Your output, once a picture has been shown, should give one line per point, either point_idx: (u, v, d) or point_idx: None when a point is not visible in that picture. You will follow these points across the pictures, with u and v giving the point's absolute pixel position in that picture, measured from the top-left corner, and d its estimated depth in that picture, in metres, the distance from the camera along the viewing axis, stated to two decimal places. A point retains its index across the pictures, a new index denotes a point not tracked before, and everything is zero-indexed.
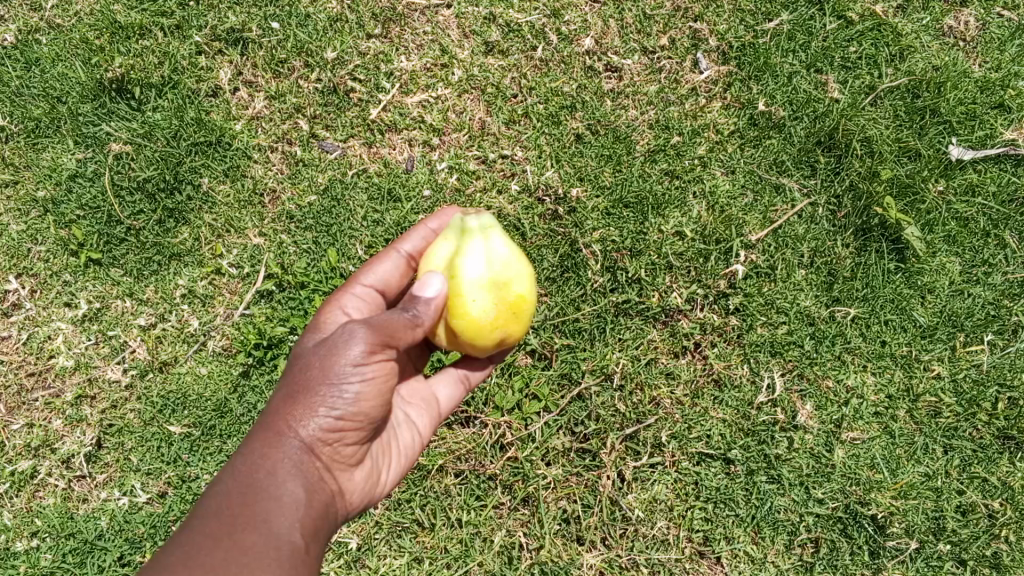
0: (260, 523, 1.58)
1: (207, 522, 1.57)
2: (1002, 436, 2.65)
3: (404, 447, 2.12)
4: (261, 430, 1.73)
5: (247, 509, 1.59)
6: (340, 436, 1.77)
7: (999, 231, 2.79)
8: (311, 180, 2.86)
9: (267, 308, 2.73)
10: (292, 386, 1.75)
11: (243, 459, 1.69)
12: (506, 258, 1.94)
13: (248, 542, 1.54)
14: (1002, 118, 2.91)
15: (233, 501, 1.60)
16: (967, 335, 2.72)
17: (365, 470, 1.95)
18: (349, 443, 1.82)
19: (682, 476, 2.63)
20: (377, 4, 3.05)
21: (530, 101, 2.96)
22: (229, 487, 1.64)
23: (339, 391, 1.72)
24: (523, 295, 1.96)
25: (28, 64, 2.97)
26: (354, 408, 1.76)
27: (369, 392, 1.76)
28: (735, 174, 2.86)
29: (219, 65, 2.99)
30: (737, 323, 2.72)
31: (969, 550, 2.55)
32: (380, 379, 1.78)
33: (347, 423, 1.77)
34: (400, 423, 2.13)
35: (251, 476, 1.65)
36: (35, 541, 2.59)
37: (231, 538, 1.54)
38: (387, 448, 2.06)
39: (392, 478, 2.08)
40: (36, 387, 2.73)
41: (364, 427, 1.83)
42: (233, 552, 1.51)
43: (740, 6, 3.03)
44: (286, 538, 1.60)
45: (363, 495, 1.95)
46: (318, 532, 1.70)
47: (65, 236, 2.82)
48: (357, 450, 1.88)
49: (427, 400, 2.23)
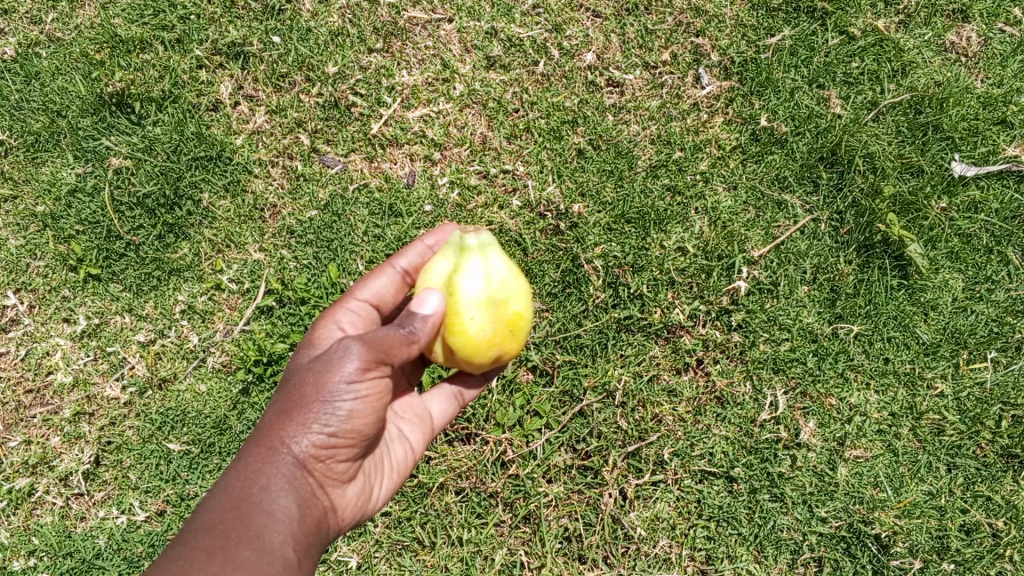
0: (253, 537, 1.57)
1: (199, 536, 1.54)
2: (1005, 455, 2.64)
3: (396, 463, 2.11)
4: (254, 446, 1.71)
5: (241, 524, 1.57)
6: (333, 452, 1.76)
7: (1002, 248, 2.79)
8: (312, 195, 2.85)
9: (267, 323, 2.72)
10: (286, 401, 1.74)
11: (236, 474, 1.67)
12: (504, 276, 1.92)
13: (241, 557, 1.52)
14: (1004, 134, 2.91)
15: (226, 514, 1.58)
16: (970, 353, 2.71)
17: (358, 484, 1.94)
18: (342, 459, 1.81)
19: (685, 494, 2.61)
20: (379, 18, 3.05)
21: (532, 116, 2.95)
22: (221, 501, 1.62)
23: (333, 408, 1.70)
24: (521, 313, 1.95)
25: (28, 78, 2.96)
26: (347, 424, 1.74)
27: (362, 410, 1.74)
28: (737, 190, 2.85)
29: (220, 79, 2.98)
30: (739, 339, 2.71)
31: (973, 570, 2.54)
32: (373, 397, 1.76)
33: (341, 439, 1.76)
34: (393, 439, 2.11)
35: (244, 490, 1.63)
36: (32, 560, 2.57)
37: (224, 551, 1.51)
38: (380, 463, 2.04)
39: (384, 493, 2.07)
40: (34, 404, 2.71)
41: (357, 444, 1.82)
42: (226, 567, 1.49)
43: (742, 21, 3.03)
44: (279, 553, 1.58)
45: (356, 511, 1.94)
46: (309, 548, 1.69)
47: (64, 251, 2.80)
48: (350, 467, 1.87)
49: (419, 415, 2.21)
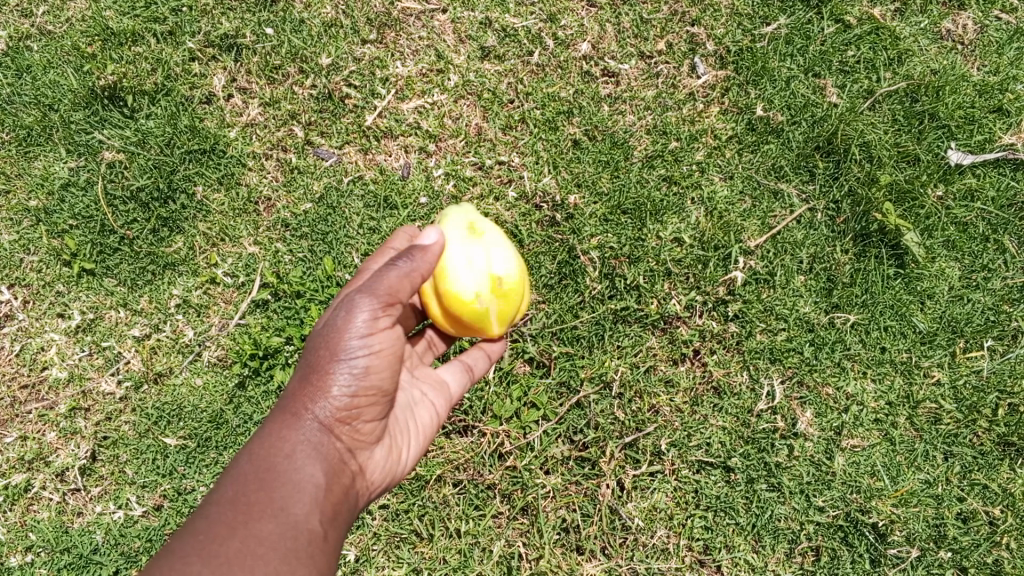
0: (276, 508, 1.59)
1: (222, 509, 1.58)
2: (1002, 443, 2.64)
3: (421, 426, 2.12)
4: (277, 416, 1.76)
5: (263, 495, 1.61)
6: (354, 414, 1.80)
7: (998, 236, 2.79)
8: (307, 188, 2.84)
9: (263, 317, 2.71)
10: (306, 371, 1.79)
11: (260, 444, 1.71)
12: (496, 252, 1.98)
13: (264, 530, 1.55)
14: (1001, 122, 2.90)
15: (250, 487, 1.62)
16: (966, 341, 2.71)
17: (384, 449, 1.96)
18: (365, 422, 1.84)
19: (682, 484, 2.62)
20: (372, 9, 3.02)
21: (528, 106, 2.93)
22: (245, 471, 1.66)
23: (347, 365, 1.75)
24: (512, 286, 1.99)
25: (19, 71, 2.93)
26: (365, 382, 1.78)
27: (376, 364, 1.78)
28: (734, 179, 2.84)
29: (213, 72, 2.96)
30: (736, 330, 2.71)
31: (971, 558, 2.54)
32: (385, 348, 1.80)
33: (360, 400, 1.79)
34: (416, 404, 2.13)
35: (266, 460, 1.67)
36: (29, 555, 2.57)
37: (245, 525, 1.55)
38: (405, 428, 2.06)
39: (413, 458, 2.08)
40: (29, 400, 2.70)
41: (379, 404, 1.85)
42: (249, 542, 1.52)
43: (737, 10, 3.01)
44: (303, 522, 1.61)
45: (384, 475, 1.96)
46: (336, 513, 1.71)
47: (57, 246, 2.78)
48: (376, 429, 1.90)
49: (435, 383, 2.22)
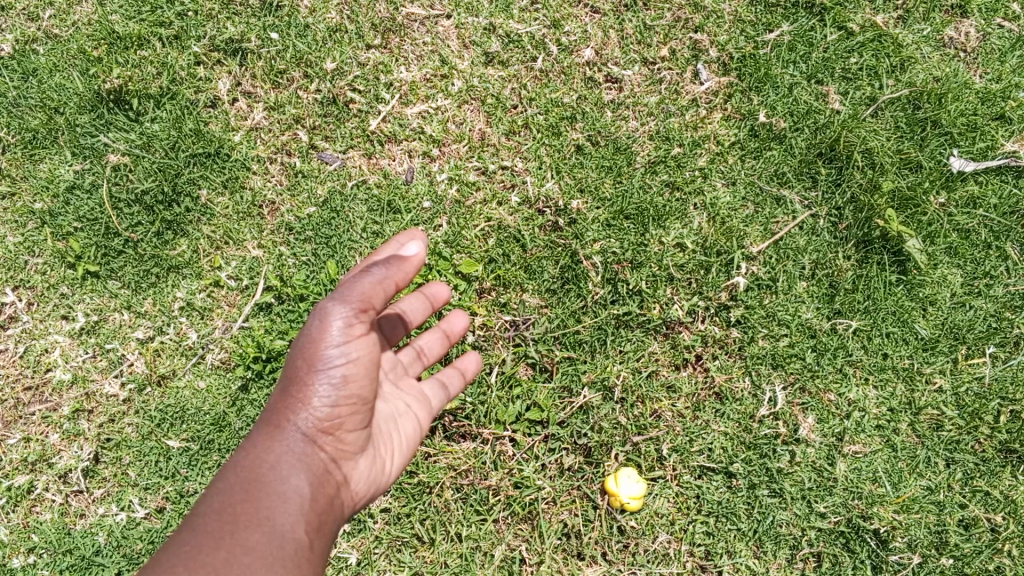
0: (262, 519, 1.77)
1: (211, 519, 1.77)
2: (1004, 450, 2.65)
3: (406, 436, 2.26)
4: (262, 431, 1.93)
5: (249, 506, 1.79)
6: (336, 424, 1.95)
7: (1000, 243, 2.79)
8: (311, 191, 2.85)
9: (267, 320, 2.72)
10: (286, 384, 1.94)
11: (246, 457, 1.90)
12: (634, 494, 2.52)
13: (249, 541, 1.73)
14: (1003, 129, 2.91)
15: (237, 498, 1.80)
16: (968, 348, 2.72)
17: (369, 458, 2.11)
18: (349, 431, 1.99)
19: (684, 490, 2.62)
20: (376, 14, 3.03)
21: (530, 112, 2.94)
22: (233, 483, 1.84)
23: (327, 375, 1.89)
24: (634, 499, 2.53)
25: (25, 75, 2.95)
26: (344, 391, 1.92)
27: (355, 372, 1.92)
28: (736, 186, 2.85)
29: (218, 76, 2.97)
30: (738, 335, 2.72)
31: (972, 564, 2.56)
32: (364, 356, 1.93)
33: (341, 411, 1.94)
34: (400, 414, 2.27)
35: (252, 473, 1.86)
36: (32, 557, 2.58)
37: (233, 535, 1.72)
38: (389, 436, 2.20)
39: (398, 465, 2.23)
40: (33, 402, 2.71)
41: (359, 413, 2.00)
42: (235, 551, 1.70)
43: (740, 16, 3.02)
44: (290, 534, 1.79)
45: (369, 482, 2.11)
46: (321, 524, 1.88)
47: (62, 248, 2.79)
48: (360, 439, 2.04)
49: (416, 394, 2.34)
